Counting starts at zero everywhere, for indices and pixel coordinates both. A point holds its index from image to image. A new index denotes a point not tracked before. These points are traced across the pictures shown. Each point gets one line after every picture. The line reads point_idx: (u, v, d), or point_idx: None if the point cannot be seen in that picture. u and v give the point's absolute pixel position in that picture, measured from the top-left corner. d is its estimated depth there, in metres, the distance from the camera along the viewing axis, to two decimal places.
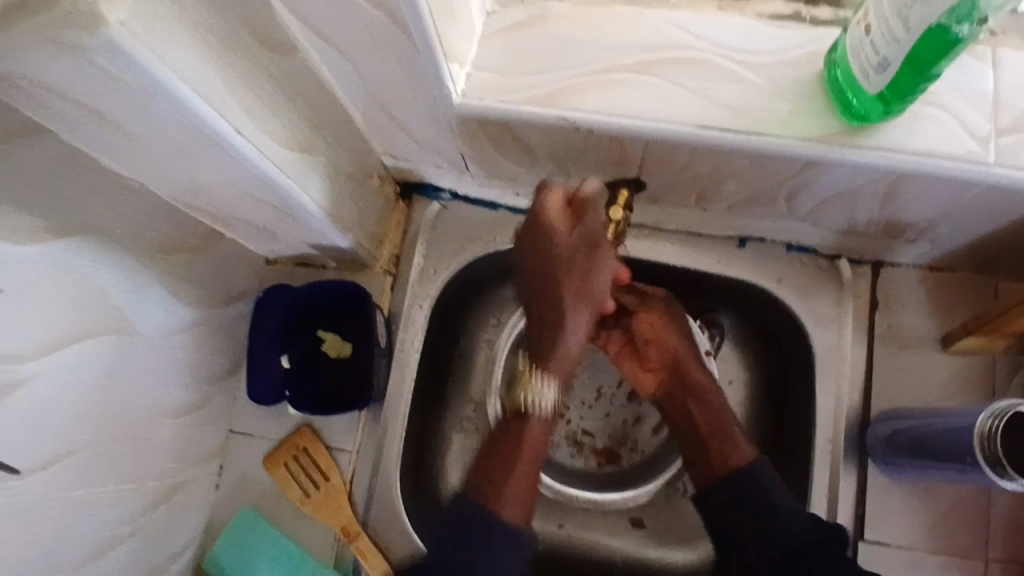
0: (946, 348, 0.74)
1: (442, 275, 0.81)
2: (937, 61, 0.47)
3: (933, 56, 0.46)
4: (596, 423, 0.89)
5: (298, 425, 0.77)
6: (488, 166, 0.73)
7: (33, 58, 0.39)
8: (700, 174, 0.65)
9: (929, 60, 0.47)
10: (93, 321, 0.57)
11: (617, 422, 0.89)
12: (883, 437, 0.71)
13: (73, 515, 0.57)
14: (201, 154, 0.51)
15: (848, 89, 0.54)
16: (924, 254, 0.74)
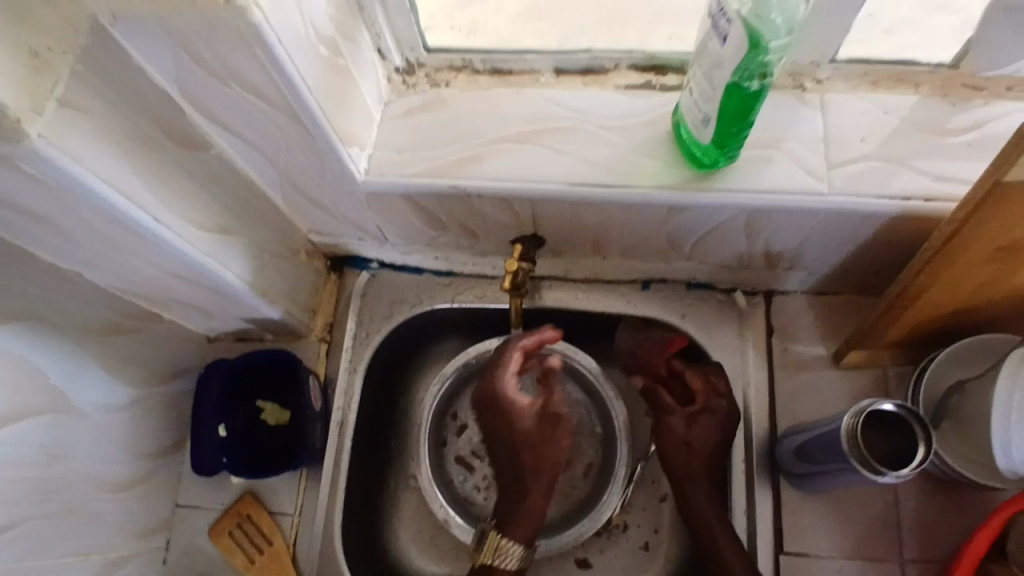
0: (838, 364, 0.81)
1: (374, 338, 0.87)
2: (749, 103, 0.54)
3: (742, 100, 0.54)
4: None
5: (241, 493, 0.80)
6: (404, 235, 0.80)
7: None
8: (589, 227, 0.73)
9: (738, 105, 0.54)
10: (35, 404, 0.62)
11: None
12: (790, 452, 0.76)
13: None
14: (125, 242, 0.58)
15: (688, 140, 0.62)
16: (806, 280, 0.81)
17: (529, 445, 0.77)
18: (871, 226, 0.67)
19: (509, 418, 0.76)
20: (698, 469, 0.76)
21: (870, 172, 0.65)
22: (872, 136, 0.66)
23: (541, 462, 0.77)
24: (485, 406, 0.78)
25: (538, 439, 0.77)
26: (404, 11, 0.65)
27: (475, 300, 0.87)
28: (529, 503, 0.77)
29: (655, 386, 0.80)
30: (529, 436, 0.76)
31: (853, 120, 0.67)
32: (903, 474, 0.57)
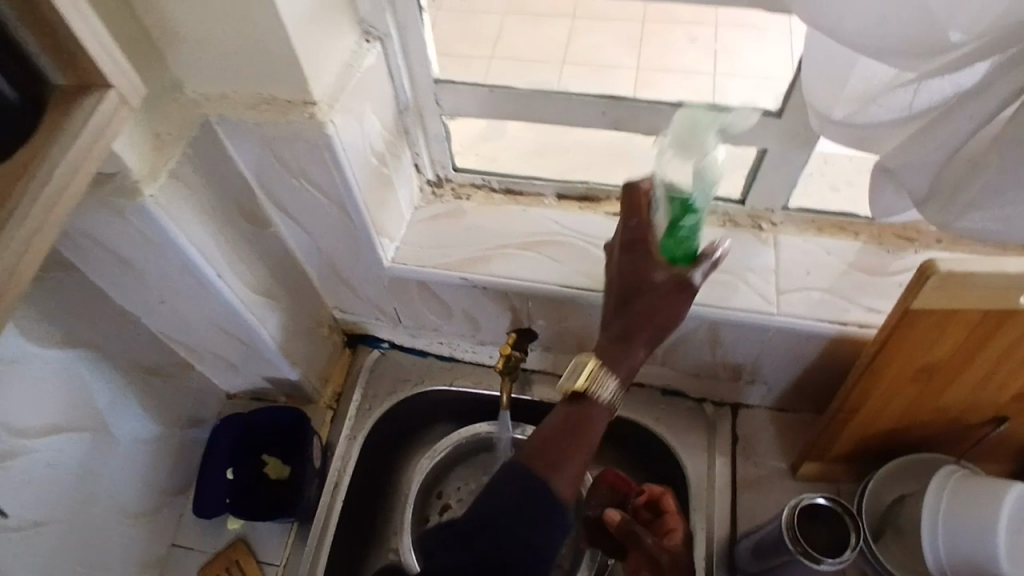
0: (795, 475, 0.89)
1: (377, 410, 0.96)
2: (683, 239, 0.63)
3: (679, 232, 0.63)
4: None
5: (234, 540, 0.87)
6: (417, 320, 0.92)
7: (85, 220, 0.61)
8: (576, 326, 0.85)
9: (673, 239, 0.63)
10: (76, 424, 0.72)
11: None
12: (746, 552, 0.82)
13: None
14: (189, 293, 0.70)
15: None
16: (766, 395, 0.91)
17: (652, 289, 0.62)
18: (815, 345, 0.78)
19: (640, 275, 0.62)
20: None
21: (813, 300, 0.77)
22: (815, 272, 0.79)
23: (648, 317, 0.61)
24: (625, 273, 0.63)
25: (665, 293, 0.61)
26: (440, 137, 0.81)
27: (471, 386, 0.97)
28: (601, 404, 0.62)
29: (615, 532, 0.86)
30: (659, 281, 0.61)
31: (801, 258, 0.80)
32: (843, 560, 0.64)
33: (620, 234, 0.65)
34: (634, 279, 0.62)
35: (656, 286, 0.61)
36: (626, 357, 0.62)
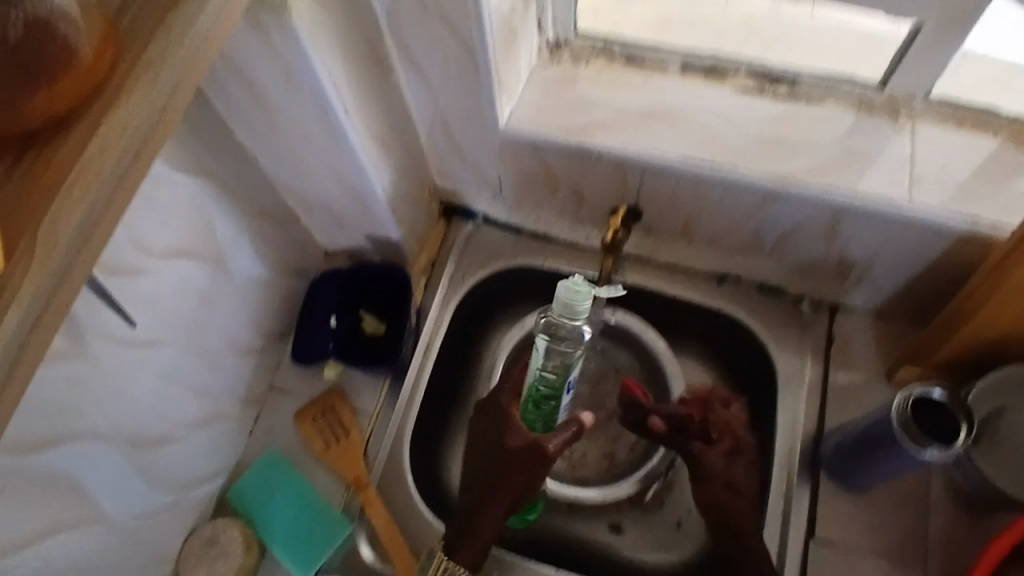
0: (890, 379, 0.87)
1: (468, 281, 0.97)
2: (533, 406, 0.80)
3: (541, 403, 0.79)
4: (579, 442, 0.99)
5: (330, 387, 0.90)
6: (519, 192, 0.91)
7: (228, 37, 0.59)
8: (686, 208, 0.83)
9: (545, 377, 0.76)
10: (198, 252, 0.73)
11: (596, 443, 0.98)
12: (832, 448, 0.82)
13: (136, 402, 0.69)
14: (315, 130, 0.69)
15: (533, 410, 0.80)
16: (871, 299, 0.88)
17: (510, 458, 0.77)
18: (945, 243, 0.74)
19: (498, 436, 0.78)
20: (746, 512, 0.80)
21: (952, 194, 0.73)
22: (953, 167, 0.74)
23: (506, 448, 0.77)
24: (481, 432, 0.80)
25: (521, 464, 0.76)
26: None
27: (564, 266, 0.97)
28: (497, 506, 0.77)
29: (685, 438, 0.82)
30: (517, 454, 0.76)
31: (939, 151, 0.76)
32: (951, 451, 0.64)
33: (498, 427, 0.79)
34: (497, 438, 0.78)
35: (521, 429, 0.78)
36: (506, 431, 0.78)
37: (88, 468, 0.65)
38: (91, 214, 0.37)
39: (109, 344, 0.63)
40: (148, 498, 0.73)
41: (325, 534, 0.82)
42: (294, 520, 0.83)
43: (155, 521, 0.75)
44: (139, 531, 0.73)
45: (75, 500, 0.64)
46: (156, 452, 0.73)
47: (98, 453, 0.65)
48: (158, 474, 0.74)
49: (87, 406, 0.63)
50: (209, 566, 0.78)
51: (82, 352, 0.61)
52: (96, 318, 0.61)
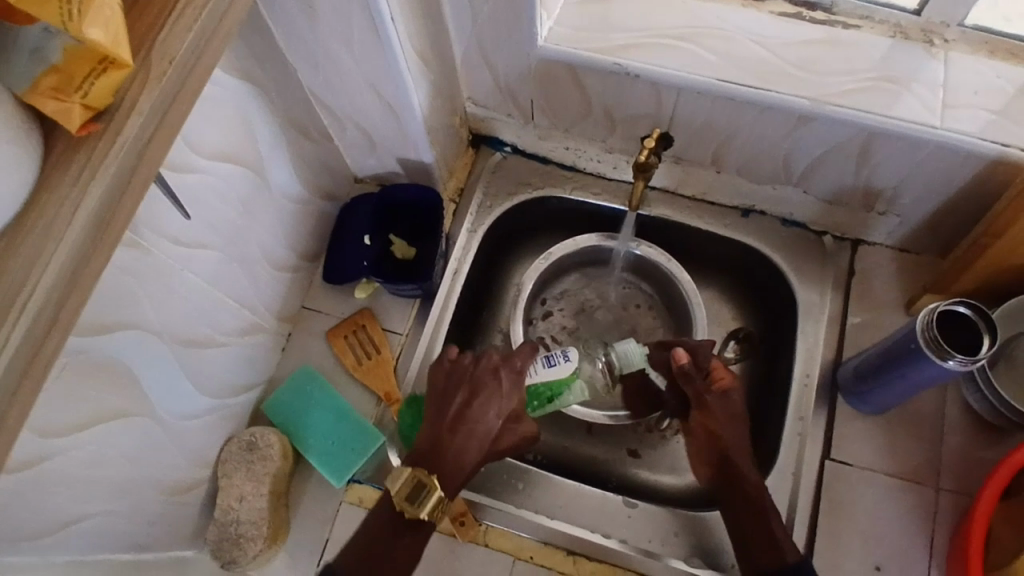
0: (909, 310, 0.89)
1: (496, 209, 0.98)
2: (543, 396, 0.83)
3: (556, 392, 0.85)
4: None
5: (361, 307, 0.92)
6: (550, 118, 0.92)
7: None
8: (718, 133, 0.84)
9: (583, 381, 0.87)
10: (242, 160, 0.74)
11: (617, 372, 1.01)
12: (851, 372, 0.84)
13: (185, 302, 0.71)
14: (358, 36, 0.70)
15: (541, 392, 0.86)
16: (894, 231, 0.90)
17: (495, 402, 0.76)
18: (974, 168, 0.75)
19: (481, 383, 0.76)
20: (739, 450, 0.77)
21: (983, 117, 0.73)
22: (989, 92, 0.75)
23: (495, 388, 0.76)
24: (456, 378, 0.77)
25: (506, 410, 0.75)
26: None
27: (590, 197, 0.99)
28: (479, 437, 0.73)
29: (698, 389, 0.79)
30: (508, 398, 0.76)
31: (974, 77, 0.76)
32: (974, 360, 0.65)
33: (473, 365, 0.78)
34: (478, 384, 0.76)
35: (503, 372, 0.78)
36: (479, 374, 0.77)
37: (141, 362, 0.67)
38: (195, 44, 0.36)
39: (160, 238, 0.65)
40: (194, 398, 0.76)
41: (357, 444, 0.84)
42: (327, 430, 0.85)
43: (202, 421, 0.78)
44: (184, 430, 0.75)
45: (129, 390, 0.66)
46: (201, 355, 0.75)
47: (151, 349, 0.68)
48: (203, 376, 0.76)
49: (139, 298, 0.64)
50: (246, 468, 0.80)
51: (136, 242, 0.62)
52: (151, 210, 0.63)
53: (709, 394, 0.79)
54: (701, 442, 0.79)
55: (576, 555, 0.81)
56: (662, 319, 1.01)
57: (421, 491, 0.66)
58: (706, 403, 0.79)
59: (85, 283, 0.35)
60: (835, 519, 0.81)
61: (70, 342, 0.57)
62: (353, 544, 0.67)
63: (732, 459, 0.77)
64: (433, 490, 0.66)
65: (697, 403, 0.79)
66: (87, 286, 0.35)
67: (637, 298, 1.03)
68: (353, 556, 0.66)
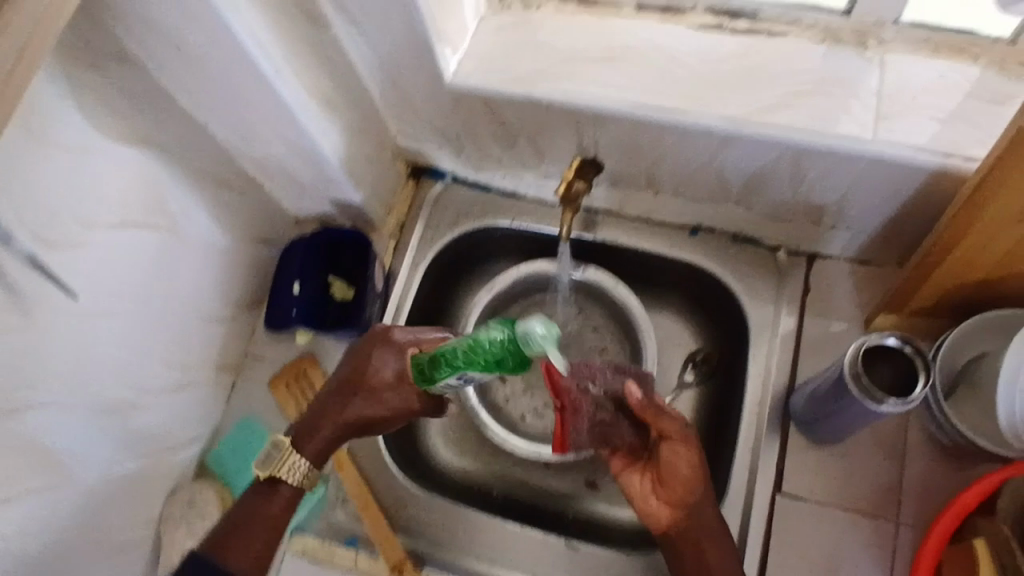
0: (867, 329, 0.84)
1: (437, 242, 0.96)
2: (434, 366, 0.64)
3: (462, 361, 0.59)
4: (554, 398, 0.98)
5: (302, 352, 0.91)
6: (480, 148, 0.88)
7: None
8: (648, 156, 0.80)
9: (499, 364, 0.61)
10: (151, 223, 0.74)
11: None
12: (802, 400, 0.79)
13: (100, 372, 0.71)
14: (249, 94, 0.69)
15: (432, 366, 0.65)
16: (849, 244, 0.85)
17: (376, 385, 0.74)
18: (916, 181, 0.70)
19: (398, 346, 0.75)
20: (701, 490, 0.70)
21: (920, 128, 0.68)
22: (925, 97, 0.69)
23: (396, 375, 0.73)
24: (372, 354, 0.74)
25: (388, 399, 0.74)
26: None
27: (533, 223, 0.95)
28: (350, 411, 0.73)
29: (665, 424, 0.69)
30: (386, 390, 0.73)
31: (910, 82, 0.71)
32: (906, 402, 0.61)
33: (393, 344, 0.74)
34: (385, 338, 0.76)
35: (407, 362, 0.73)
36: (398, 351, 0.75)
37: (57, 436, 0.67)
38: None
39: (58, 316, 0.65)
40: (123, 462, 0.76)
41: None
42: None
43: (136, 480, 0.79)
44: (115, 493, 0.76)
45: (46, 465, 0.67)
46: (128, 420, 0.76)
47: (63, 422, 0.68)
48: (132, 439, 0.77)
49: (40, 374, 0.64)
50: (187, 525, 0.81)
51: (31, 323, 0.62)
52: (40, 290, 0.62)
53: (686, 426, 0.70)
54: (676, 483, 0.70)
55: None
56: (617, 342, 0.98)
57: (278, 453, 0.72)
58: (691, 438, 0.69)
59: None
60: (788, 557, 0.77)
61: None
62: (226, 523, 0.70)
63: (702, 502, 0.70)
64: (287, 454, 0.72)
65: (680, 438, 0.69)
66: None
67: (592, 322, 1.00)
68: (221, 533, 0.69)
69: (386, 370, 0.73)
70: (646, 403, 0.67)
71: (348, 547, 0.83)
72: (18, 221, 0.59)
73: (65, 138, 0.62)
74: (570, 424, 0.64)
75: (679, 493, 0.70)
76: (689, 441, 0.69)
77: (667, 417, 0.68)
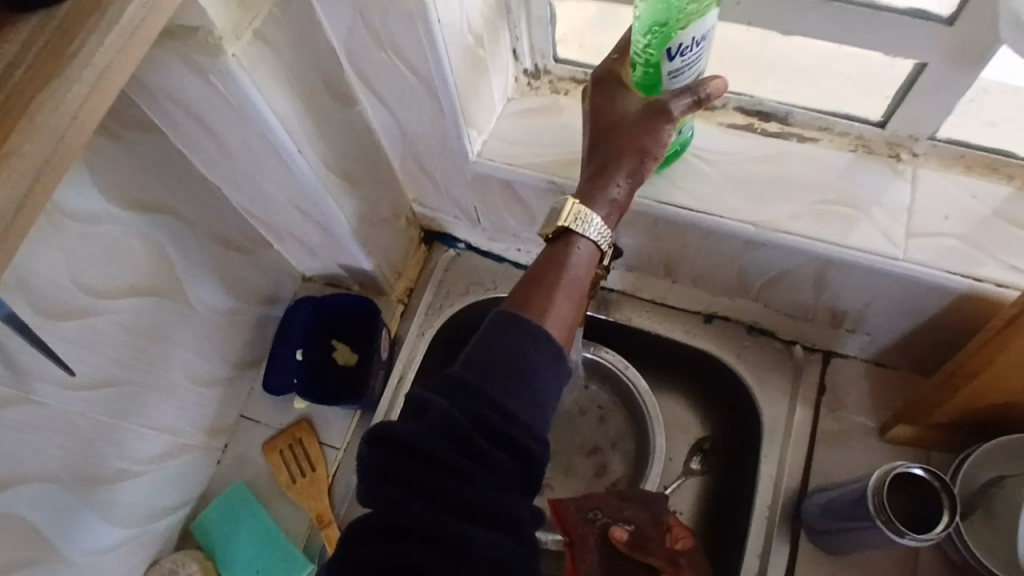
0: (882, 436, 0.82)
1: (446, 311, 0.94)
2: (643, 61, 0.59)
3: None
4: (555, 478, 0.95)
5: (299, 418, 0.88)
6: (498, 222, 0.87)
7: (158, 72, 0.55)
8: (670, 248, 0.78)
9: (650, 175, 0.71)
10: (157, 289, 0.72)
11: (576, 481, 0.95)
12: (816, 508, 0.77)
13: (90, 443, 0.68)
14: (270, 168, 0.67)
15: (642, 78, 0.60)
16: (867, 347, 0.83)
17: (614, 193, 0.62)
18: (945, 299, 0.69)
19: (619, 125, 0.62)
20: None
21: (951, 248, 0.67)
22: (957, 215, 0.68)
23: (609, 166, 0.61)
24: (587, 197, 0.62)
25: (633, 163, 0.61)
26: (544, 21, 0.71)
27: None
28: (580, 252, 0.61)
29: (653, 551, 0.66)
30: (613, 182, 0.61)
31: (941, 198, 0.70)
32: (924, 537, 0.58)
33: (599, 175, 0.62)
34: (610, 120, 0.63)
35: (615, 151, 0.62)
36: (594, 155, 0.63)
37: (40, 511, 0.64)
38: None
39: (53, 390, 0.62)
40: (106, 534, 0.73)
41: (287, 572, 0.81)
42: (255, 556, 0.82)
43: (118, 551, 0.75)
44: (96, 565, 0.73)
45: (26, 542, 0.64)
46: (116, 489, 0.73)
47: (48, 497, 0.65)
48: (117, 509, 0.73)
49: (30, 449, 0.61)
50: None
51: (24, 397, 0.59)
52: (37, 364, 0.60)
53: (679, 554, 0.66)
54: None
55: None
56: (622, 422, 0.95)
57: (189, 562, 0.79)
58: (681, 565, 0.65)
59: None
60: None
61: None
62: None
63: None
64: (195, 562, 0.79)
65: (670, 567, 0.64)
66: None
67: (597, 400, 0.97)
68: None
69: (656, 142, 0.60)
70: (633, 538, 0.66)
71: None
72: (18, 293, 0.57)
73: (76, 208, 0.60)
74: (579, 553, 0.68)
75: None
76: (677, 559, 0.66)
77: (652, 551, 0.65)
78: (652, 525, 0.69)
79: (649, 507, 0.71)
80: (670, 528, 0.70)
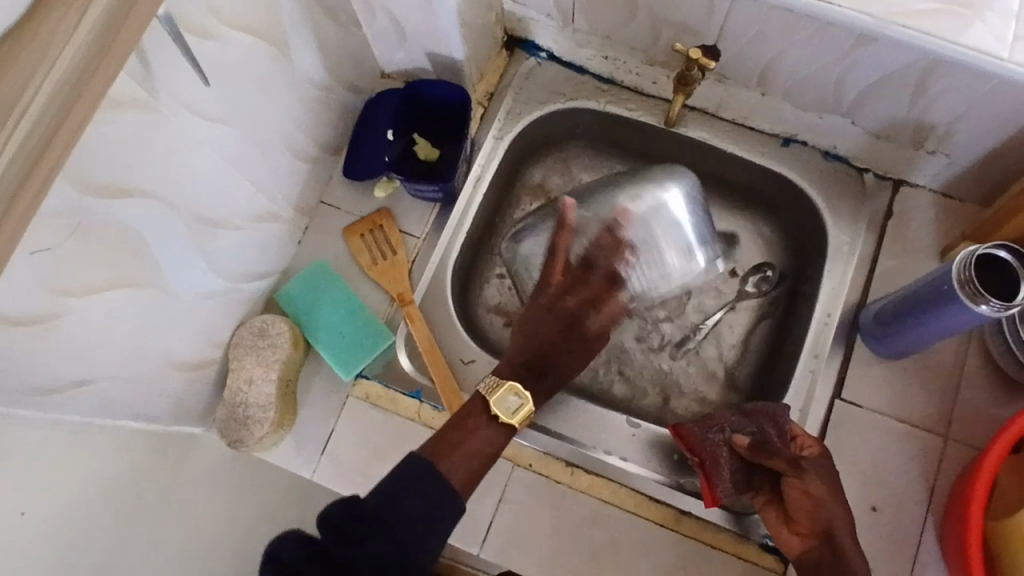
0: (943, 257, 0.85)
1: (524, 118, 0.95)
2: None
3: None
4: None
5: (380, 207, 0.90)
6: (591, 21, 0.86)
7: None
8: (769, 51, 0.78)
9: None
10: (263, 33, 0.70)
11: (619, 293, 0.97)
12: (871, 316, 0.82)
13: (199, 174, 0.68)
14: None
15: None
16: (939, 173, 0.86)
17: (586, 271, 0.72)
18: None
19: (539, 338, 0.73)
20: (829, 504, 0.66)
21: None
22: None
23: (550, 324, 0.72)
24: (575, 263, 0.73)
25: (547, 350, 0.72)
26: None
27: (627, 113, 0.94)
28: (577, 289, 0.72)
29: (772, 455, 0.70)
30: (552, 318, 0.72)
31: None
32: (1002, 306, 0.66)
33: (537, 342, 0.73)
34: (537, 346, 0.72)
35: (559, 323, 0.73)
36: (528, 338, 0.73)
37: (156, 234, 0.65)
38: None
39: (180, 102, 0.62)
40: (204, 277, 0.74)
41: (369, 341, 0.84)
42: (339, 328, 0.85)
43: (213, 301, 0.78)
44: (197, 305, 0.75)
45: (143, 259, 0.65)
46: (215, 233, 0.74)
47: (164, 218, 0.65)
48: (215, 253, 0.75)
49: (151, 162, 0.61)
50: (258, 354, 0.80)
51: (152, 103, 0.59)
52: (171, 70, 0.59)
53: (801, 457, 0.70)
54: (801, 511, 0.68)
55: (573, 467, 0.82)
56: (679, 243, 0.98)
57: (278, 326, 0.81)
58: (802, 468, 0.69)
59: (70, 123, 0.42)
60: (838, 460, 0.80)
61: (46, 203, 0.52)
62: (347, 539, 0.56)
63: (838, 533, 0.65)
64: (284, 330, 0.82)
65: (790, 469, 0.69)
66: (69, 134, 0.42)
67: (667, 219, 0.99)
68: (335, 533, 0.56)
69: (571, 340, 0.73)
70: (757, 443, 0.72)
71: (412, 396, 0.84)
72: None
73: None
74: (713, 475, 0.75)
75: (805, 524, 0.67)
76: (795, 463, 0.69)
77: (773, 453, 0.70)
78: (776, 435, 0.73)
79: (772, 418, 0.75)
80: (795, 437, 0.73)
